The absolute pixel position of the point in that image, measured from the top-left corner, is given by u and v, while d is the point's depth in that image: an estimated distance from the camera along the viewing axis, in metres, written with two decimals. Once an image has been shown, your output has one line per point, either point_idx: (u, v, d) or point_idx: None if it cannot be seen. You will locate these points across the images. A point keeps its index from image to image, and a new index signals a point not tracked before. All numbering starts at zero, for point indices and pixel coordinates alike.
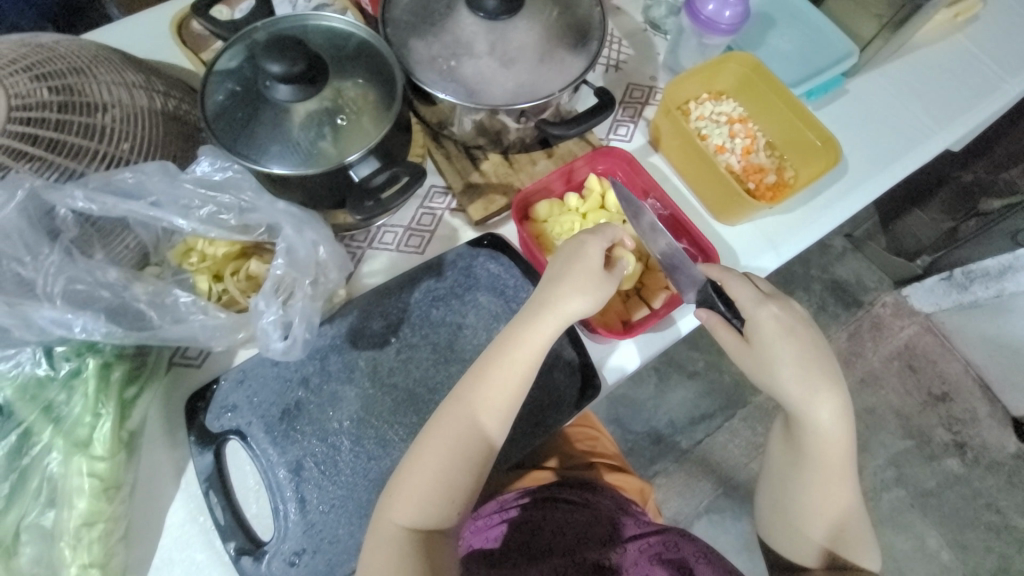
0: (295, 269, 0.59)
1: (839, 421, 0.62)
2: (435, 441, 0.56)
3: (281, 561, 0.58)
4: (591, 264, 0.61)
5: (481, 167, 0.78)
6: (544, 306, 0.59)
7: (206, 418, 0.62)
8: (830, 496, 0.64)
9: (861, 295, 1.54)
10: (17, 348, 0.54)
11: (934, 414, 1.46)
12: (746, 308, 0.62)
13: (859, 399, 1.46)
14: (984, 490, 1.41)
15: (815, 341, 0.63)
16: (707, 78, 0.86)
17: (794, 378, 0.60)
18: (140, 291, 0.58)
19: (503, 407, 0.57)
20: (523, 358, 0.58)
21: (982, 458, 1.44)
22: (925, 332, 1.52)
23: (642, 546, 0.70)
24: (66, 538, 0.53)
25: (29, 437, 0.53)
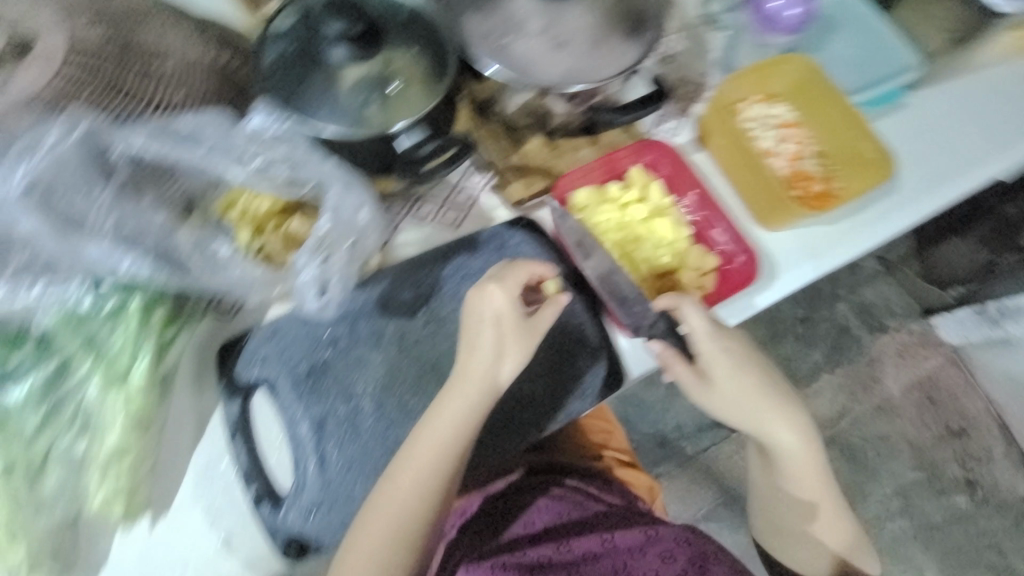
0: (341, 229, 0.59)
1: (805, 435, 0.68)
2: (377, 520, 0.56)
3: (298, 513, 0.60)
4: (522, 329, 0.58)
5: (523, 148, 0.76)
6: (468, 377, 0.58)
7: (236, 367, 0.64)
8: (805, 498, 0.71)
9: (886, 319, 1.43)
10: (64, 284, 0.54)
11: (949, 449, 1.39)
12: (703, 345, 0.64)
13: (872, 426, 1.39)
14: (991, 530, 1.37)
15: (766, 365, 0.68)
16: (762, 78, 0.84)
17: (754, 406, 0.66)
18: (184, 238, 0.59)
19: (439, 478, 0.57)
20: (451, 428, 0.57)
21: (993, 498, 1.38)
22: (953, 367, 1.42)
23: (654, 536, 0.73)
24: (96, 467, 0.55)
25: (69, 367, 0.55)
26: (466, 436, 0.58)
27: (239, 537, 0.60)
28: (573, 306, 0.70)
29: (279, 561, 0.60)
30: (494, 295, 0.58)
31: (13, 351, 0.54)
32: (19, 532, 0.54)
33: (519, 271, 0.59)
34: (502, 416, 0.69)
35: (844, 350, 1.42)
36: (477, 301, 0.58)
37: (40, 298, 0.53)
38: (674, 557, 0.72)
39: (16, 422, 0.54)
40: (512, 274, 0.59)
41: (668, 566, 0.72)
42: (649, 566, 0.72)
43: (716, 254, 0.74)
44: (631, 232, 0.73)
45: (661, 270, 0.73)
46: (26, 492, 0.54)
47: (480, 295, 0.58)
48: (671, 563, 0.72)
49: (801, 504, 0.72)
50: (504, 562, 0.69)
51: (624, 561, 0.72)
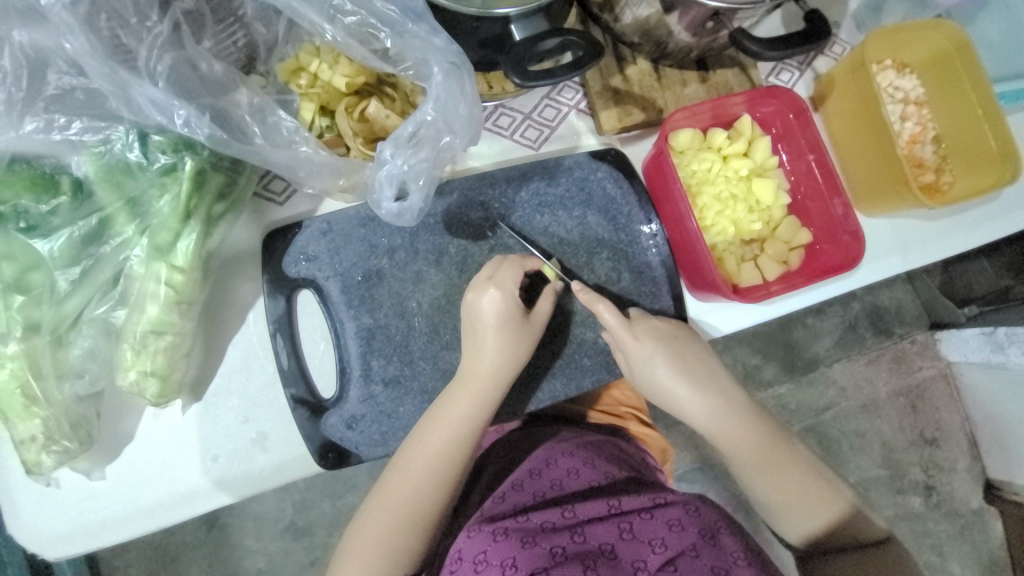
0: (446, 122, 0.50)
1: (728, 412, 0.60)
2: (380, 513, 0.54)
3: (339, 420, 0.57)
4: (521, 330, 0.56)
5: (625, 71, 0.68)
6: (472, 374, 0.56)
7: (284, 261, 0.58)
8: (781, 480, 0.59)
9: (894, 326, 1.20)
10: (109, 124, 0.47)
11: (915, 454, 1.21)
12: (619, 340, 0.60)
13: (851, 423, 1.19)
14: (935, 534, 1.21)
15: (685, 342, 0.61)
16: (905, 41, 0.73)
17: (655, 380, 0.60)
18: (244, 101, 0.49)
19: (441, 475, 0.54)
20: (456, 425, 0.55)
21: (944, 505, 1.21)
22: (940, 377, 1.21)
23: (661, 503, 0.58)
24: (131, 340, 0.51)
25: (108, 228, 0.49)
26: (470, 435, 0.55)
27: (275, 433, 0.57)
28: (649, 258, 0.66)
29: (316, 467, 0.57)
30: (489, 293, 0.56)
31: (47, 196, 0.46)
32: (38, 399, 0.48)
33: (508, 268, 0.57)
34: (553, 361, 0.64)
35: (845, 347, 1.19)
36: (481, 300, 0.56)
37: (80, 136, 0.46)
38: (684, 526, 0.55)
39: (43, 279, 0.47)
40: (501, 274, 0.56)
41: (679, 538, 0.54)
42: (657, 539, 0.54)
43: (812, 229, 0.68)
44: (728, 189, 0.66)
45: (750, 236, 0.67)
46: (44, 358, 0.49)
47: (478, 297, 0.56)
48: (683, 534, 0.55)
49: (789, 498, 0.59)
50: (506, 526, 0.54)
51: (632, 532, 0.55)
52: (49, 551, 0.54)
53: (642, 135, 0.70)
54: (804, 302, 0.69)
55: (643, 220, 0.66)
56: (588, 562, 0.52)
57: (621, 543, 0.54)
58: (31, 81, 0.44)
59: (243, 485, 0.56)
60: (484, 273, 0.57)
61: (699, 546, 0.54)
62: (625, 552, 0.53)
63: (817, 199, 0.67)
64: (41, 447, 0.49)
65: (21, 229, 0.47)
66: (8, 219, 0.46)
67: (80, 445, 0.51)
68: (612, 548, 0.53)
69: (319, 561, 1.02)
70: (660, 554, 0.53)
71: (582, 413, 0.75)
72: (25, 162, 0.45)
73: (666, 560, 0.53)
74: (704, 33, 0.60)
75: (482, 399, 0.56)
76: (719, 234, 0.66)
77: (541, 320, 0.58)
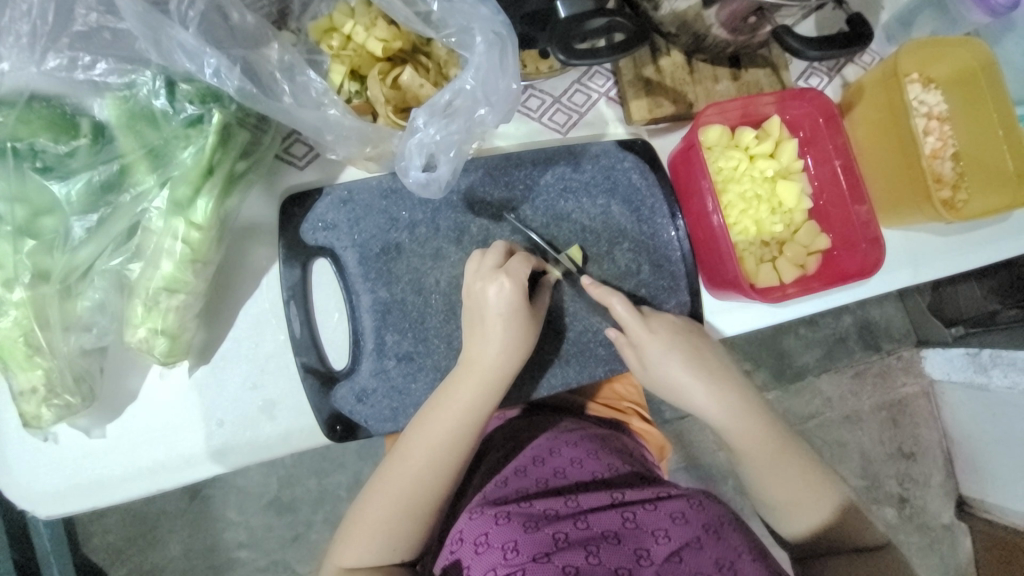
0: (484, 93, 0.48)
1: (743, 409, 0.60)
2: (380, 499, 0.53)
3: (350, 393, 0.56)
4: (530, 321, 0.56)
5: (659, 62, 0.67)
6: (477, 363, 0.54)
7: (302, 227, 0.56)
8: (790, 478, 0.59)
9: (885, 341, 1.22)
10: (136, 67, 0.45)
11: (894, 467, 1.24)
12: (635, 333, 0.59)
13: (836, 433, 1.21)
14: (905, 545, 1.24)
15: (694, 338, 0.61)
16: (935, 56, 0.73)
17: (670, 374, 0.60)
18: (275, 57, 0.48)
19: (444, 463, 0.53)
20: (460, 413, 0.53)
21: (917, 518, 1.24)
22: (923, 395, 1.24)
23: (664, 495, 0.57)
24: (143, 296, 0.49)
25: (126, 177, 0.46)
26: (474, 424, 0.54)
27: (283, 402, 0.56)
28: (670, 251, 0.65)
29: (322, 439, 0.56)
30: (495, 284, 0.54)
31: (66, 137, 0.44)
32: (42, 349, 0.47)
33: (515, 257, 0.56)
34: (565, 349, 0.63)
35: (837, 358, 1.21)
36: (488, 290, 0.54)
37: (104, 78, 0.44)
38: (688, 520, 0.54)
39: (55, 225, 0.45)
40: (517, 263, 0.55)
41: (682, 530, 0.54)
42: (661, 530, 0.54)
43: (831, 235, 0.68)
44: (752, 190, 0.66)
45: (770, 237, 0.67)
46: (51, 307, 0.47)
47: (486, 285, 0.54)
48: (687, 527, 0.54)
49: (788, 499, 0.59)
50: (508, 511, 0.54)
51: (636, 522, 0.54)
52: (41, 508, 0.52)
53: (670, 129, 0.70)
54: (817, 306, 0.70)
55: (666, 214, 0.65)
56: (591, 548, 0.51)
57: (625, 531, 0.53)
58: (58, 15, 0.42)
59: (246, 453, 0.55)
60: (471, 268, 0.56)
61: (703, 540, 0.54)
62: (630, 540, 0.53)
63: (839, 205, 0.67)
64: (41, 399, 0.48)
65: (36, 169, 0.44)
66: (23, 158, 0.43)
67: (83, 401, 0.49)
68: (616, 534, 0.53)
69: (302, 537, 1.01)
70: (663, 544, 0.53)
71: (586, 404, 0.75)
72: (43, 100, 0.43)
73: (670, 551, 0.52)
74: (744, 29, 0.59)
75: (488, 388, 0.54)
76: (740, 233, 0.66)
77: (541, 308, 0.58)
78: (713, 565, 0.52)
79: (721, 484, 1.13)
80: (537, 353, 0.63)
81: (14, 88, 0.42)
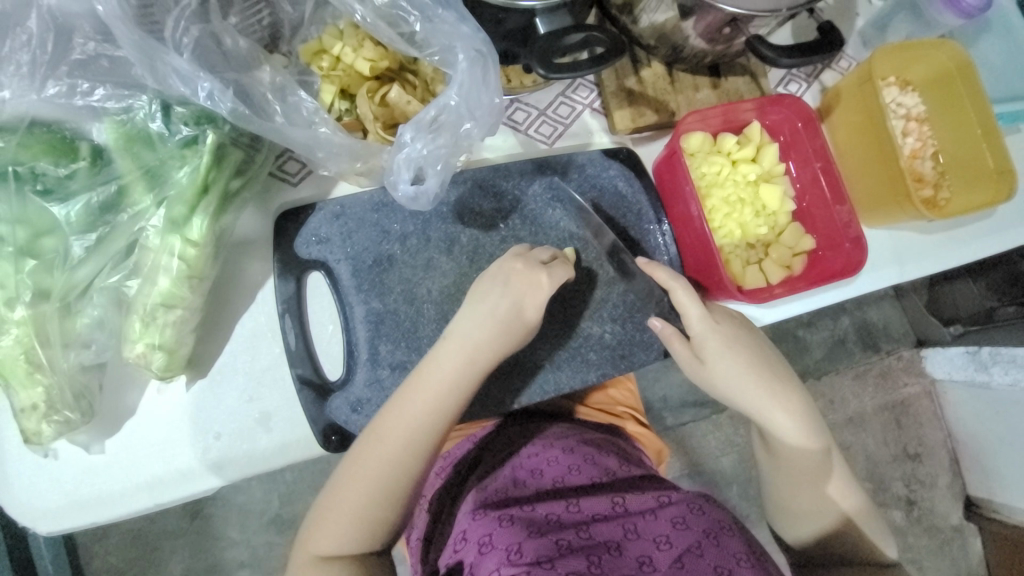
0: (468, 108, 0.50)
1: (806, 420, 0.61)
2: (354, 484, 0.51)
3: (344, 404, 0.57)
4: (516, 309, 0.55)
5: (640, 73, 0.69)
6: (457, 345, 0.54)
7: (296, 241, 0.58)
8: (819, 492, 0.61)
9: (882, 341, 1.23)
10: (133, 92, 0.46)
11: (898, 468, 1.23)
12: (696, 326, 0.60)
13: (838, 434, 1.21)
14: (914, 547, 1.23)
15: (756, 336, 0.62)
16: (909, 59, 0.75)
17: (729, 370, 0.60)
18: (267, 79, 0.50)
19: (423, 446, 0.52)
20: (440, 397, 0.53)
21: (924, 519, 1.23)
22: (924, 394, 1.24)
23: (665, 501, 0.58)
24: (141, 312, 0.50)
25: (124, 197, 0.48)
26: (454, 405, 0.53)
27: (279, 414, 0.57)
28: (657, 256, 0.67)
29: (319, 449, 0.57)
30: (492, 293, 0.55)
31: (66, 160, 0.46)
32: (42, 367, 0.48)
33: (552, 254, 0.59)
34: (558, 355, 0.64)
35: (835, 359, 1.21)
36: (492, 293, 0.55)
37: (102, 103, 0.46)
38: (688, 524, 0.55)
39: (55, 245, 0.47)
40: (511, 264, 0.56)
41: (683, 536, 0.54)
42: (662, 536, 0.54)
43: (815, 236, 0.69)
44: (736, 194, 0.67)
45: (756, 240, 0.68)
46: (52, 325, 0.48)
47: (479, 296, 0.55)
48: (687, 531, 0.54)
49: (816, 510, 0.60)
50: (512, 514, 0.54)
51: (637, 533, 0.54)
52: (42, 525, 0.53)
53: (654, 137, 0.71)
54: (805, 306, 0.70)
55: (652, 219, 0.66)
56: (594, 558, 0.51)
57: (627, 542, 0.53)
58: (58, 46, 0.44)
59: (244, 465, 0.55)
60: (489, 271, 0.57)
61: (703, 545, 0.53)
62: (631, 549, 0.53)
63: (821, 207, 0.68)
64: (41, 416, 0.49)
65: (37, 192, 0.46)
66: (24, 181, 0.45)
67: (82, 417, 0.50)
68: (618, 544, 0.53)
69: None
70: (665, 551, 0.53)
71: (582, 411, 0.76)
72: (44, 126, 0.45)
73: (672, 557, 0.53)
74: (719, 39, 0.62)
75: (467, 372, 0.54)
76: (726, 236, 0.67)
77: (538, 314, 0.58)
78: (713, 570, 0.52)
79: (725, 489, 1.12)
80: (530, 359, 0.64)
81: (16, 115, 0.44)
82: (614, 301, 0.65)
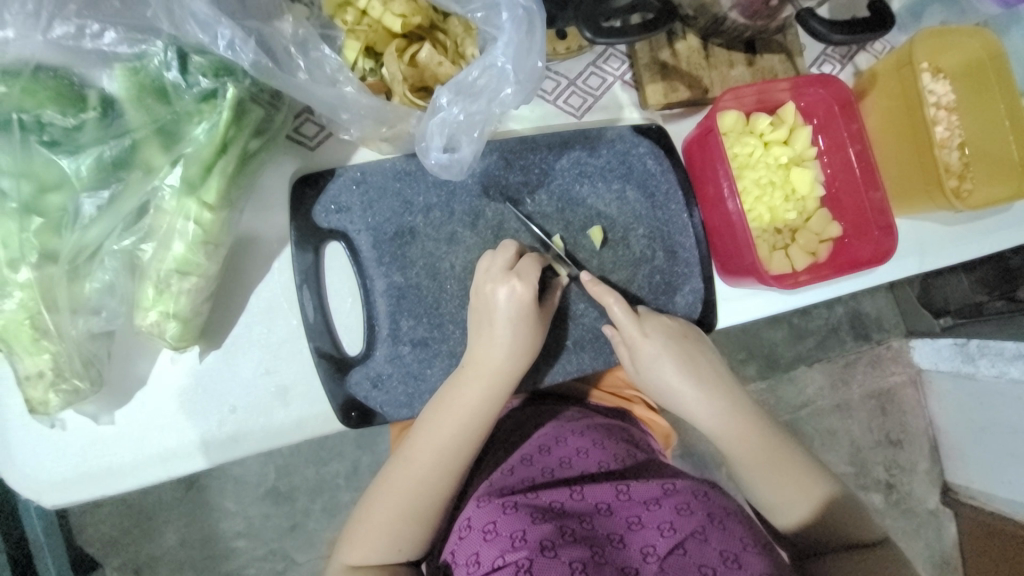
0: (512, 71, 0.47)
1: (737, 412, 0.61)
2: (386, 502, 0.52)
3: (364, 379, 0.55)
4: (538, 322, 0.55)
5: (675, 45, 0.66)
6: (483, 364, 0.53)
7: (315, 209, 0.55)
8: (784, 482, 0.59)
9: (876, 331, 1.24)
10: (147, 38, 0.42)
11: (881, 454, 1.26)
12: (627, 336, 0.60)
13: (828, 420, 1.23)
14: (890, 529, 1.27)
15: (693, 342, 0.62)
16: (942, 46, 0.73)
17: (660, 373, 0.61)
18: (289, 31, 0.47)
19: (448, 464, 0.52)
20: (464, 415, 0.53)
21: (903, 503, 1.28)
22: (909, 384, 1.26)
23: (670, 489, 0.56)
24: (155, 277, 0.47)
25: (137, 155, 0.44)
26: (482, 425, 0.53)
27: (296, 388, 0.55)
28: (684, 238, 0.65)
29: (338, 425, 0.55)
30: (507, 286, 0.54)
31: (73, 110, 0.42)
32: (50, 333, 0.45)
33: (530, 258, 0.56)
34: (580, 338, 0.63)
35: (830, 348, 1.23)
36: (498, 292, 0.54)
37: (113, 48, 0.42)
38: (692, 511, 0.54)
39: (63, 202, 0.43)
40: (529, 265, 0.55)
41: (687, 522, 0.53)
42: (666, 523, 0.53)
43: (843, 222, 0.68)
44: (767, 176, 0.66)
45: (784, 225, 0.67)
46: (59, 288, 0.45)
47: (500, 282, 0.54)
48: (691, 518, 0.54)
49: (783, 500, 0.59)
50: (515, 501, 0.54)
51: (640, 521, 0.54)
52: (47, 496, 0.51)
53: (684, 114, 0.69)
54: (829, 293, 0.70)
55: (681, 201, 0.65)
56: (597, 547, 0.51)
57: (630, 530, 0.53)
58: None
59: (259, 439, 0.54)
60: (481, 267, 0.55)
61: (707, 531, 0.53)
62: (635, 538, 0.53)
63: (852, 193, 0.67)
64: (49, 384, 0.46)
65: (44, 143, 0.42)
66: (29, 131, 0.41)
67: (91, 386, 0.48)
68: (620, 534, 0.53)
69: (299, 526, 1.00)
70: (669, 538, 0.52)
71: (593, 393, 0.75)
72: (49, 71, 0.41)
73: (675, 544, 0.52)
74: (764, 13, 0.59)
75: (493, 393, 0.53)
76: (754, 220, 0.66)
77: (552, 308, 0.58)
78: (718, 559, 0.51)
79: (717, 471, 1.14)
80: (551, 339, 0.63)
81: (18, 58, 0.40)
82: (636, 283, 0.64)
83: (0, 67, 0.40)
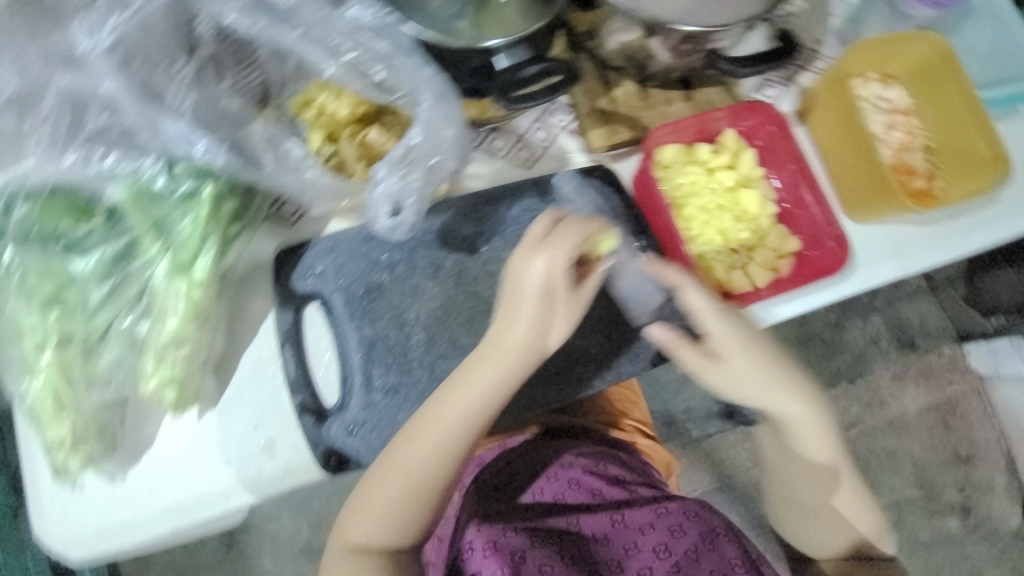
0: (432, 145, 0.57)
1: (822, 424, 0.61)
2: (390, 472, 0.52)
3: (341, 427, 0.60)
4: (569, 300, 0.53)
5: (612, 92, 0.71)
6: (505, 340, 0.53)
7: (293, 276, 0.62)
8: (840, 503, 0.64)
9: (922, 339, 1.16)
10: (139, 156, 0.52)
11: (949, 472, 1.15)
12: (708, 328, 0.59)
13: (877, 440, 1.15)
14: (975, 556, 1.14)
15: (771, 342, 0.61)
16: (885, 55, 0.75)
17: (757, 375, 0.59)
18: (257, 132, 0.56)
19: (455, 448, 0.52)
20: (477, 399, 0.52)
21: (983, 527, 1.14)
22: (974, 393, 1.15)
23: (663, 511, 0.61)
24: (153, 349, 0.55)
25: (135, 248, 0.54)
26: (490, 409, 0.53)
27: (283, 440, 0.60)
28: None
29: (319, 472, 0.60)
30: (540, 258, 0.51)
31: (82, 221, 0.53)
32: (69, 404, 0.54)
33: (566, 222, 0.53)
34: (550, 372, 0.65)
35: (870, 360, 1.16)
36: (529, 267, 0.52)
37: (112, 167, 0.52)
38: (685, 531, 0.60)
39: (78, 294, 0.54)
40: (569, 233, 0.52)
41: (679, 544, 0.59)
42: (660, 546, 0.59)
43: (801, 237, 0.69)
44: (714, 201, 0.69)
45: (738, 245, 0.69)
46: (77, 366, 0.54)
47: (528, 258, 0.52)
48: (683, 539, 0.59)
49: (834, 518, 0.64)
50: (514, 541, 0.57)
51: (637, 545, 0.59)
52: (71, 551, 0.58)
53: (632, 152, 0.73)
54: (800, 308, 0.69)
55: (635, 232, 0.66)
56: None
57: (628, 553, 0.59)
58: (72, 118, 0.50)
59: (252, 489, 0.59)
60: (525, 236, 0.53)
61: (697, 550, 0.59)
62: (633, 559, 0.59)
63: (803, 208, 0.68)
64: (69, 449, 0.54)
65: (62, 249, 0.53)
66: (49, 242, 0.53)
67: (104, 448, 0.56)
68: (618, 558, 0.59)
69: None
70: (663, 559, 0.59)
71: (585, 423, 0.74)
72: (63, 192, 0.52)
73: (669, 564, 0.58)
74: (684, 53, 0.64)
75: (505, 382, 0.53)
76: (706, 243, 0.68)
77: (591, 287, 0.55)
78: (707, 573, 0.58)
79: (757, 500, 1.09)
80: None
81: (38, 182, 0.50)
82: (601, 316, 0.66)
83: (24, 192, 0.51)
